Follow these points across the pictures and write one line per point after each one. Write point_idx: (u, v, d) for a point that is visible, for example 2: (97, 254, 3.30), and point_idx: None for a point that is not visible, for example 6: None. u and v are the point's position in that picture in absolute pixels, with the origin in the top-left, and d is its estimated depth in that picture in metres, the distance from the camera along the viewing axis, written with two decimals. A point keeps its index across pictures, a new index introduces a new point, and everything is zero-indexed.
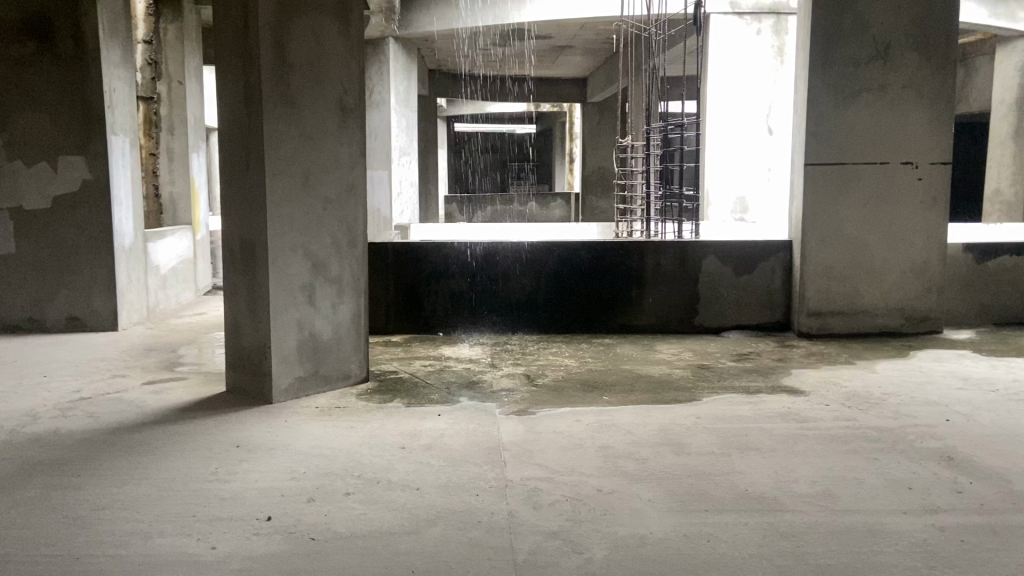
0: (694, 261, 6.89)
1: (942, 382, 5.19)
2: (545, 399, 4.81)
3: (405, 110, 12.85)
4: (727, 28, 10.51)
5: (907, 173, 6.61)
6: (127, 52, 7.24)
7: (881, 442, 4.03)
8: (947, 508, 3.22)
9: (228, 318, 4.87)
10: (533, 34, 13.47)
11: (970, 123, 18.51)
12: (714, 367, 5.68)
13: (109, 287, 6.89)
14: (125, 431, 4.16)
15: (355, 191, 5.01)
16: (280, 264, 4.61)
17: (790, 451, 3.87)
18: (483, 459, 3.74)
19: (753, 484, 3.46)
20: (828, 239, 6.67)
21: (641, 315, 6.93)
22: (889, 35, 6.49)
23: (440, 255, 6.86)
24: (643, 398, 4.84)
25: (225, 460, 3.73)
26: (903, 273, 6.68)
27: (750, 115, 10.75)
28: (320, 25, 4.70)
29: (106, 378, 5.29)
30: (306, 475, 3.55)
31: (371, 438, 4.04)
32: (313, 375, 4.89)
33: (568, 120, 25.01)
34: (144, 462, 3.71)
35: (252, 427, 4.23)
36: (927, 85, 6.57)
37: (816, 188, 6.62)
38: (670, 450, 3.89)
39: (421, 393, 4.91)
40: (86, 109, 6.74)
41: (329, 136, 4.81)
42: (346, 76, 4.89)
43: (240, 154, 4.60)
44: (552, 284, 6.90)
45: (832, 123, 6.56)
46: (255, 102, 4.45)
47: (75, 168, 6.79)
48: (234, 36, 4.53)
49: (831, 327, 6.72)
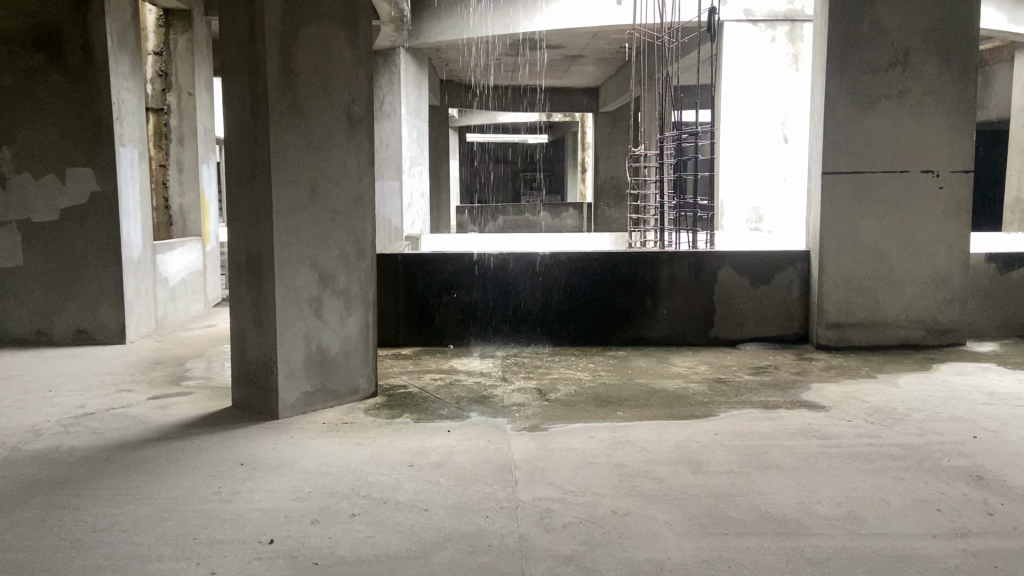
0: (710, 271, 6.76)
1: (967, 397, 5.03)
2: (557, 414, 4.68)
3: (415, 120, 12.81)
4: (741, 35, 10.42)
5: (927, 182, 6.46)
6: (136, 64, 7.20)
7: (906, 459, 3.89)
8: (978, 532, 3.07)
9: (235, 331, 4.78)
10: (545, 43, 13.40)
11: (991, 131, 18.27)
12: (732, 381, 5.53)
13: (116, 300, 6.82)
14: (127, 448, 4.07)
15: (363, 203, 4.92)
16: (287, 277, 4.52)
17: (812, 470, 3.73)
18: (494, 478, 3.62)
19: (775, 505, 3.32)
20: (847, 249, 6.52)
21: (656, 327, 6.80)
22: (907, 41, 6.36)
23: (450, 266, 6.77)
24: (659, 413, 4.71)
25: (229, 479, 3.63)
26: (924, 284, 6.52)
27: (765, 122, 10.62)
28: (328, 33, 4.62)
29: (112, 392, 5.21)
30: (311, 494, 3.44)
31: (379, 455, 3.93)
32: (321, 390, 4.79)
33: (580, 130, 24.96)
34: (146, 481, 3.62)
35: (258, 443, 4.14)
36: (948, 91, 6.42)
37: (834, 197, 6.48)
38: (688, 469, 3.76)
39: (430, 408, 4.80)
40: (94, 120, 6.69)
41: (337, 146, 4.73)
42: (354, 85, 4.81)
43: (247, 164, 4.52)
44: (564, 295, 6.78)
45: (850, 131, 6.43)
46: (262, 112, 4.38)
47: (84, 180, 6.74)
48: (240, 45, 4.47)
49: (850, 340, 6.56)
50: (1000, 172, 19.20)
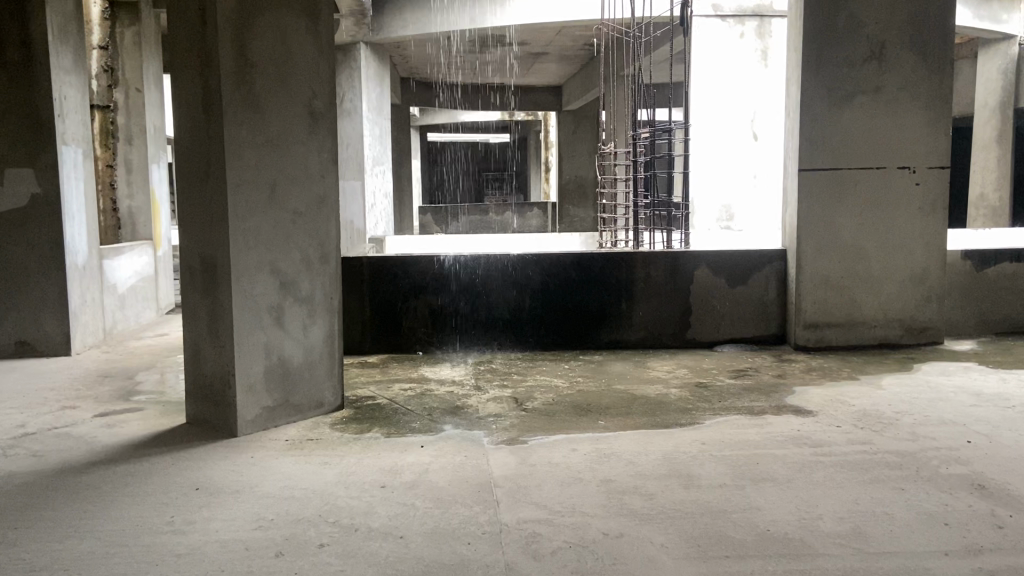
0: (685, 272, 6.58)
1: (954, 399, 4.90)
2: (537, 425, 4.43)
3: (377, 117, 12.45)
4: (710, 31, 10.29)
5: (904, 178, 6.36)
6: (79, 56, 6.75)
7: (903, 468, 3.72)
8: (992, 548, 2.89)
9: (189, 342, 4.44)
10: (510, 40, 13.18)
11: (960, 131, 18.51)
12: (714, 386, 5.34)
13: (60, 309, 6.39)
14: (70, 473, 3.72)
15: (326, 204, 4.62)
16: (245, 284, 4.20)
17: (808, 482, 3.54)
18: (473, 499, 3.36)
19: (776, 523, 3.12)
20: (824, 247, 6.39)
21: (631, 330, 6.60)
22: (883, 35, 6.25)
23: (418, 269, 6.48)
24: (642, 422, 4.49)
25: (184, 507, 3.31)
26: (901, 282, 6.42)
27: (733, 119, 10.52)
28: (286, 22, 4.33)
29: (55, 410, 4.82)
30: (274, 523, 3.14)
31: (348, 476, 3.64)
32: (283, 405, 4.48)
33: (543, 129, 24.74)
34: (93, 510, 3.28)
35: (216, 465, 3.82)
36: (923, 86, 6.32)
37: (810, 195, 6.35)
38: (678, 483, 3.54)
39: (402, 421, 4.52)
40: (35, 117, 6.27)
41: (297, 144, 4.42)
42: (315, 77, 4.51)
43: (200, 163, 4.19)
44: (538, 299, 6.55)
45: (827, 126, 6.29)
46: (215, 107, 4.07)
47: (24, 181, 6.31)
48: (191, 35, 4.14)
49: (829, 340, 6.43)
50: (966, 170, 19.47)
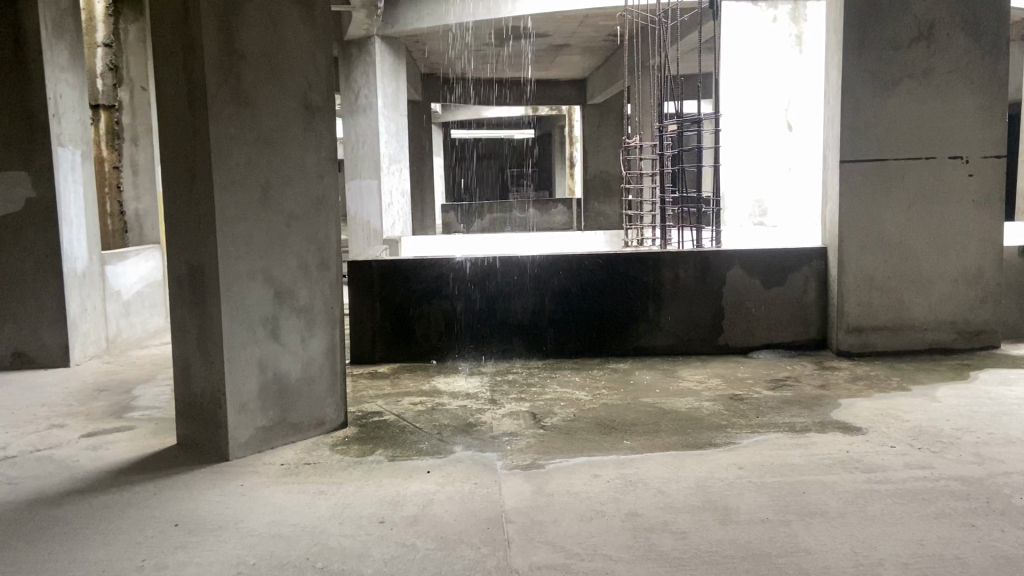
0: (718, 273, 6.14)
1: (1020, 413, 4.41)
2: (556, 446, 4.03)
3: (393, 115, 12.11)
4: (740, 16, 9.79)
5: (956, 169, 5.86)
6: (76, 53, 6.46)
7: (972, 498, 3.27)
8: None
9: (178, 357, 4.10)
10: (529, 32, 12.76)
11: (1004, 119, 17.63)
12: (749, 398, 4.90)
13: (58, 318, 6.11)
14: (42, 506, 3.39)
15: (325, 206, 4.27)
16: (235, 293, 3.85)
17: (863, 517, 3.11)
18: (481, 538, 2.98)
19: (829, 571, 2.69)
20: (869, 245, 5.91)
21: (659, 336, 6.17)
22: (932, 14, 5.75)
23: (431, 273, 6.11)
24: (672, 442, 4.06)
25: (158, 548, 2.96)
26: (953, 282, 5.92)
27: (767, 109, 10.02)
28: (277, 8, 3.97)
29: (41, 430, 4.51)
30: (254, 568, 2.78)
31: (344, 509, 3.27)
32: (280, 425, 4.13)
33: (568, 125, 24.24)
34: (56, 553, 2.94)
35: (201, 496, 3.47)
36: (975, 68, 5.81)
37: (852, 187, 5.87)
38: (714, 518, 3.13)
39: (409, 442, 4.15)
40: (29, 119, 6.00)
41: (291, 141, 4.07)
42: (310, 69, 4.16)
43: (185, 161, 3.84)
44: (559, 302, 6.15)
45: (871, 113, 5.81)
46: (199, 101, 3.72)
47: (18, 185, 6.05)
48: (173, 23, 3.79)
49: (874, 345, 5.95)
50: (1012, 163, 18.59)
